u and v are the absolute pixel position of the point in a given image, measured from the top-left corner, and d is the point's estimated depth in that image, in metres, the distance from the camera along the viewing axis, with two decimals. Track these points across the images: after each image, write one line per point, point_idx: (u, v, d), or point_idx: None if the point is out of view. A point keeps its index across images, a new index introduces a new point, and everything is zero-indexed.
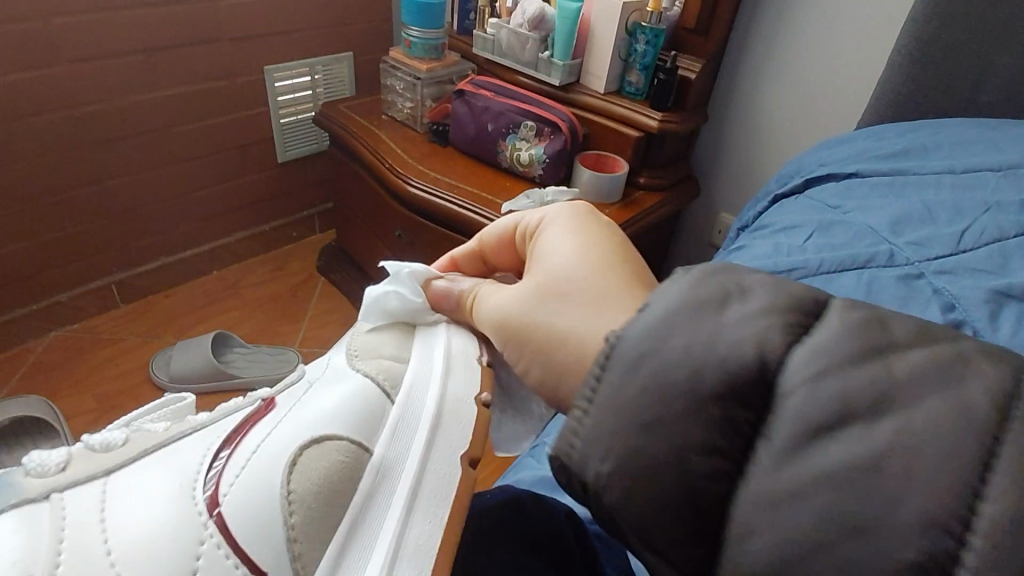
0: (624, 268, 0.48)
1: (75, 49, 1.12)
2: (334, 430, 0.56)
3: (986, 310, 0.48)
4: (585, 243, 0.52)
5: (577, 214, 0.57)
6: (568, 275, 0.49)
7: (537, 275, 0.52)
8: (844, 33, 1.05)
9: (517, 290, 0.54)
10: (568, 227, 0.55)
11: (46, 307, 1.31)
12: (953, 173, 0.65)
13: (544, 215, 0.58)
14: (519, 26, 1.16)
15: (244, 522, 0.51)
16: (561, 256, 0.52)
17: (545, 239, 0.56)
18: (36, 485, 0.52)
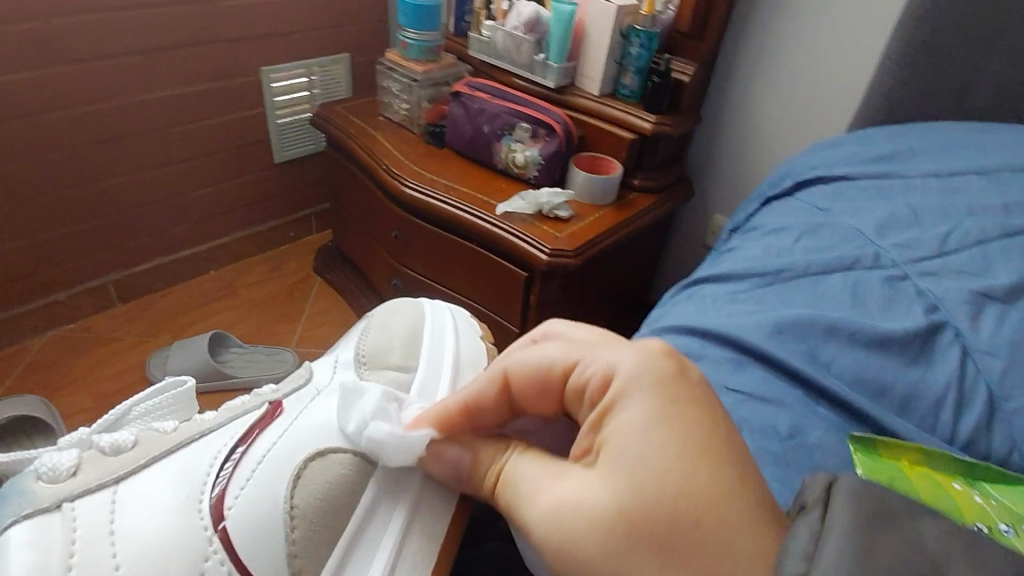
0: (718, 453, 0.35)
1: (74, 49, 1.13)
2: (337, 449, 0.53)
3: (968, 312, 0.50)
4: (659, 436, 0.35)
5: (663, 375, 0.38)
6: (657, 500, 0.33)
7: (621, 496, 0.34)
8: (833, 41, 1.07)
9: (580, 497, 0.36)
10: (650, 410, 0.37)
11: (42, 306, 1.32)
12: (939, 177, 0.66)
13: (615, 367, 0.40)
14: (514, 29, 1.17)
15: (244, 540, 0.49)
16: (658, 479, 0.34)
17: (615, 405, 0.39)
18: (48, 492, 0.49)
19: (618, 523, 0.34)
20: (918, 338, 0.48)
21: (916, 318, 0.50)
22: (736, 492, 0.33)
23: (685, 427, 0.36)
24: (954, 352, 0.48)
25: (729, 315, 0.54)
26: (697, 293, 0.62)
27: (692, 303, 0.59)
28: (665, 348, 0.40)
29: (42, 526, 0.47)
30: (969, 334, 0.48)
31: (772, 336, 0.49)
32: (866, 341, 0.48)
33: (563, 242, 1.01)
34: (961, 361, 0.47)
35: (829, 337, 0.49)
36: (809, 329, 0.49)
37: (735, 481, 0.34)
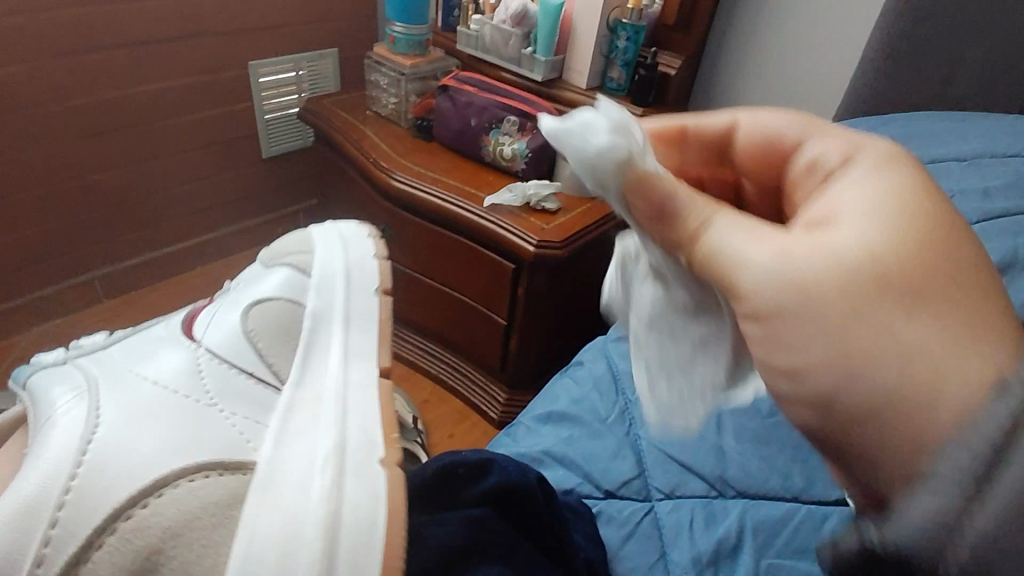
0: (926, 195, 0.38)
1: (61, 44, 1.12)
2: (269, 300, 0.71)
3: None
4: (889, 229, 0.35)
5: (891, 166, 0.40)
6: (889, 261, 0.34)
7: (868, 249, 0.34)
8: (817, 35, 1.08)
9: (829, 245, 0.36)
10: (870, 188, 0.39)
11: (28, 303, 1.30)
12: (919, 164, 0.67)
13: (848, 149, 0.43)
14: (502, 23, 1.17)
15: (222, 352, 0.67)
16: (879, 240, 0.35)
17: (841, 188, 0.40)
18: (66, 401, 0.60)
19: (859, 274, 0.34)
20: None
21: None
22: (959, 258, 0.34)
23: (914, 221, 0.36)
24: None
25: None
26: None
27: None
28: (904, 155, 0.42)
29: (72, 426, 0.58)
30: None
31: None
32: None
33: (550, 234, 1.01)
34: None
35: None
36: None
37: (970, 260, 0.34)
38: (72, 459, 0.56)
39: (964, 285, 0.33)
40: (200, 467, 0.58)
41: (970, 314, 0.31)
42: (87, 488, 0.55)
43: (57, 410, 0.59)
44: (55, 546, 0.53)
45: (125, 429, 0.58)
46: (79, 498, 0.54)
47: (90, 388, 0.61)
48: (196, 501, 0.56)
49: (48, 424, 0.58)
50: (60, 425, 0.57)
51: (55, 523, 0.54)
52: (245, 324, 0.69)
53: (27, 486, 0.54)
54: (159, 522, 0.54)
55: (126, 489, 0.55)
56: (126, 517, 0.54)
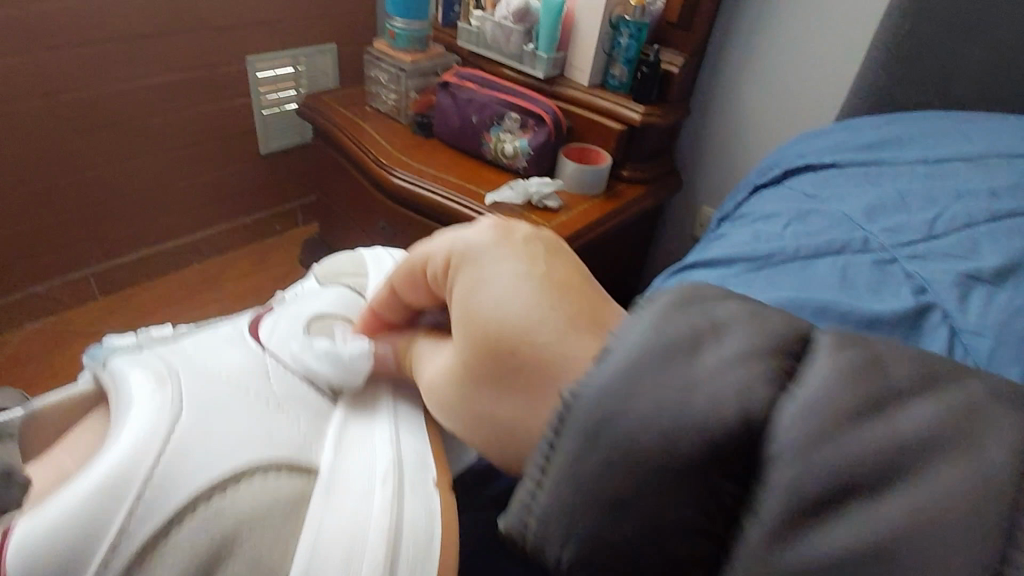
0: (566, 282, 0.41)
1: (56, 37, 1.11)
2: (329, 313, 0.61)
3: (956, 293, 0.50)
4: (529, 278, 0.41)
5: (510, 243, 0.45)
6: (512, 327, 0.39)
7: (467, 345, 0.42)
8: (820, 33, 1.08)
9: (448, 361, 0.45)
10: (508, 262, 0.43)
11: (21, 299, 1.29)
12: (926, 164, 0.66)
13: (463, 246, 0.47)
14: (503, 19, 1.16)
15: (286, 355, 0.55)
16: (525, 317, 0.39)
17: (473, 278, 0.44)
18: (138, 369, 0.49)
19: (463, 368, 0.42)
20: (907, 319, 0.48)
21: (904, 300, 0.50)
22: (582, 331, 0.37)
23: (554, 301, 0.39)
24: (943, 332, 0.48)
25: None
26: (688, 278, 0.62)
27: (682, 288, 0.59)
28: (501, 222, 0.48)
29: (152, 401, 0.46)
30: (957, 314, 0.49)
31: None
32: (856, 322, 0.48)
33: (552, 231, 1.01)
34: (950, 340, 0.47)
35: (819, 318, 0.49)
36: (799, 310, 0.50)
37: (589, 325, 0.38)
38: (158, 441, 0.43)
39: (580, 325, 0.38)
40: (274, 462, 0.45)
41: (572, 333, 0.37)
42: (173, 472, 0.42)
43: (133, 395, 0.47)
44: (133, 528, 0.40)
45: (212, 416, 0.46)
46: (164, 482, 0.41)
47: (172, 372, 0.50)
48: (267, 496, 0.43)
49: (127, 406, 0.46)
50: (142, 405, 0.46)
51: (137, 504, 0.40)
52: (308, 330, 0.57)
53: (101, 468, 0.41)
54: (231, 514, 0.41)
55: (202, 477, 0.42)
56: (203, 506, 0.41)
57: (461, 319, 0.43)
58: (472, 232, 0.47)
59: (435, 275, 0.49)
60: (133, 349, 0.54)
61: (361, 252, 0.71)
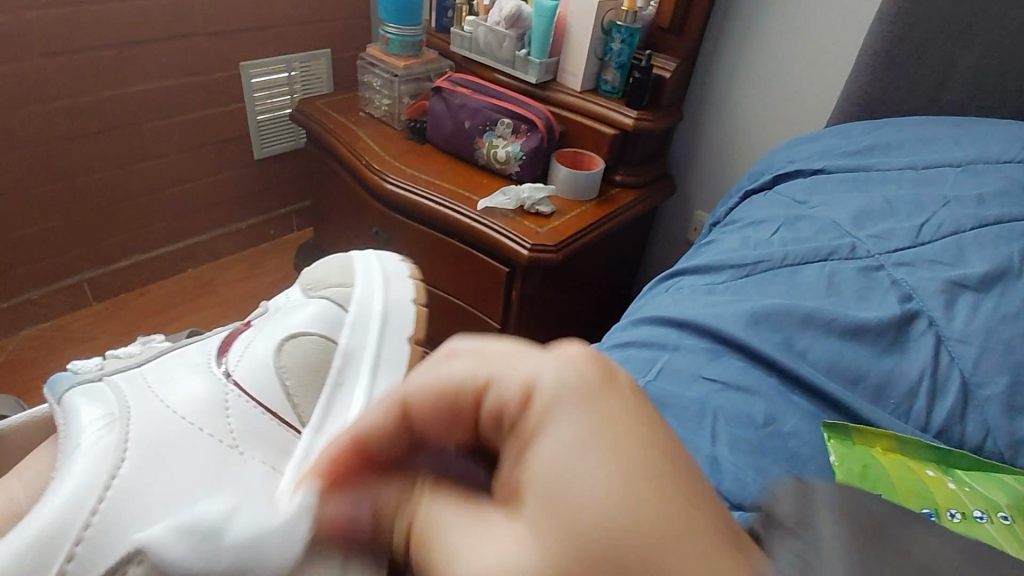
0: (650, 431, 0.29)
1: (49, 43, 1.11)
2: (301, 334, 0.65)
3: (942, 300, 0.50)
4: (609, 447, 0.28)
5: (590, 383, 0.31)
6: (613, 529, 0.26)
7: (549, 539, 0.27)
8: (811, 38, 1.08)
9: (501, 555, 0.29)
10: (585, 417, 0.30)
11: (15, 305, 1.29)
12: (915, 169, 0.66)
13: (536, 382, 0.33)
14: (496, 24, 1.16)
15: (249, 387, 0.60)
16: (616, 507, 0.26)
17: (543, 439, 0.30)
18: (89, 412, 0.53)
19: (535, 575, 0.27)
20: (893, 327, 0.48)
21: (891, 307, 0.50)
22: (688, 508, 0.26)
23: (653, 473, 0.27)
24: (928, 340, 0.48)
25: (708, 305, 0.54)
26: (675, 286, 0.62)
27: (671, 295, 0.59)
28: (590, 350, 0.33)
29: (96, 456, 0.50)
30: (943, 322, 0.49)
31: (748, 326, 0.49)
32: (841, 331, 0.48)
33: (545, 237, 1.01)
34: (936, 348, 0.47)
35: (804, 326, 0.49)
36: (785, 319, 0.50)
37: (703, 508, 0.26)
38: (97, 491, 0.48)
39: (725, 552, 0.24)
40: (209, 515, 0.50)
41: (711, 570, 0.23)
42: (114, 521, 0.48)
43: (79, 437, 0.51)
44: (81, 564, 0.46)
45: (155, 463, 0.51)
46: (102, 532, 0.47)
47: (122, 414, 0.54)
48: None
49: (71, 452, 0.50)
50: (85, 454, 0.50)
51: (79, 542, 0.46)
52: (279, 358, 0.62)
53: (43, 511, 0.46)
54: None
55: (141, 525, 0.48)
56: None
57: (538, 497, 0.29)
58: (547, 363, 0.33)
59: (489, 411, 0.36)
60: (97, 378, 0.58)
61: (347, 259, 0.75)
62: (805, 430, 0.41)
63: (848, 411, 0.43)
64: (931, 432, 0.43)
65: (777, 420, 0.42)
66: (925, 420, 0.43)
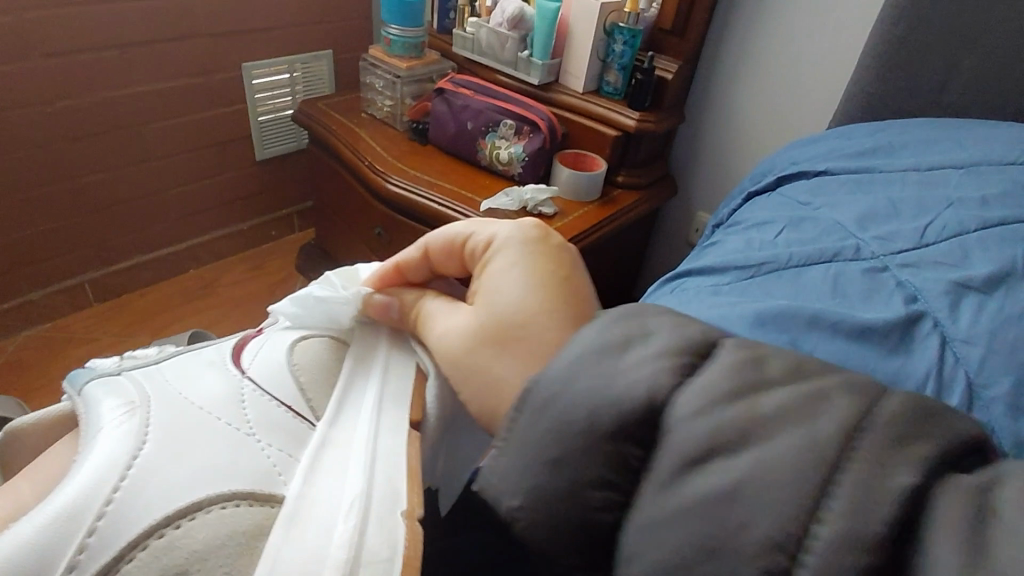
0: (559, 269, 0.48)
1: (52, 44, 1.11)
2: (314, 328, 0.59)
3: (947, 302, 0.50)
4: (529, 272, 0.48)
5: (529, 241, 0.51)
6: (518, 310, 0.46)
7: (483, 317, 0.47)
8: (813, 40, 1.08)
9: (454, 322, 0.51)
10: (518, 255, 0.50)
11: (16, 306, 1.29)
12: (918, 171, 0.67)
13: (497, 236, 0.52)
14: (498, 25, 1.17)
15: (262, 382, 0.54)
16: (522, 302, 0.46)
17: (493, 266, 0.50)
18: (111, 404, 0.49)
19: (476, 331, 0.47)
20: (898, 328, 0.49)
21: (896, 309, 0.50)
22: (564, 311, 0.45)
23: (550, 288, 0.47)
24: (934, 341, 0.48)
25: (714, 307, 0.54)
26: (680, 287, 0.62)
27: (676, 296, 0.60)
28: (536, 224, 0.53)
29: (113, 438, 0.45)
30: (947, 323, 0.49)
31: (754, 327, 0.50)
32: (846, 332, 0.49)
33: None
34: (941, 349, 0.47)
35: (810, 328, 0.49)
36: (792, 320, 0.50)
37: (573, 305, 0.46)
38: (114, 476, 0.43)
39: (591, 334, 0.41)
40: (235, 492, 0.45)
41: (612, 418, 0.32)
42: (129, 504, 0.42)
43: (101, 426, 0.47)
44: (91, 554, 0.41)
45: (174, 444, 0.46)
46: (117, 517, 0.42)
47: (144, 402, 0.49)
48: (223, 525, 0.44)
49: (94, 440, 0.46)
50: (105, 440, 0.45)
51: (92, 533, 0.41)
52: (289, 356, 0.56)
53: (69, 493, 0.42)
54: (189, 544, 0.42)
55: (155, 513, 0.43)
56: (158, 535, 0.42)
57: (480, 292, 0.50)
58: (508, 225, 0.52)
59: (467, 256, 0.54)
60: (116, 373, 0.53)
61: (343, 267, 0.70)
62: None
63: None
64: None
65: None
66: None
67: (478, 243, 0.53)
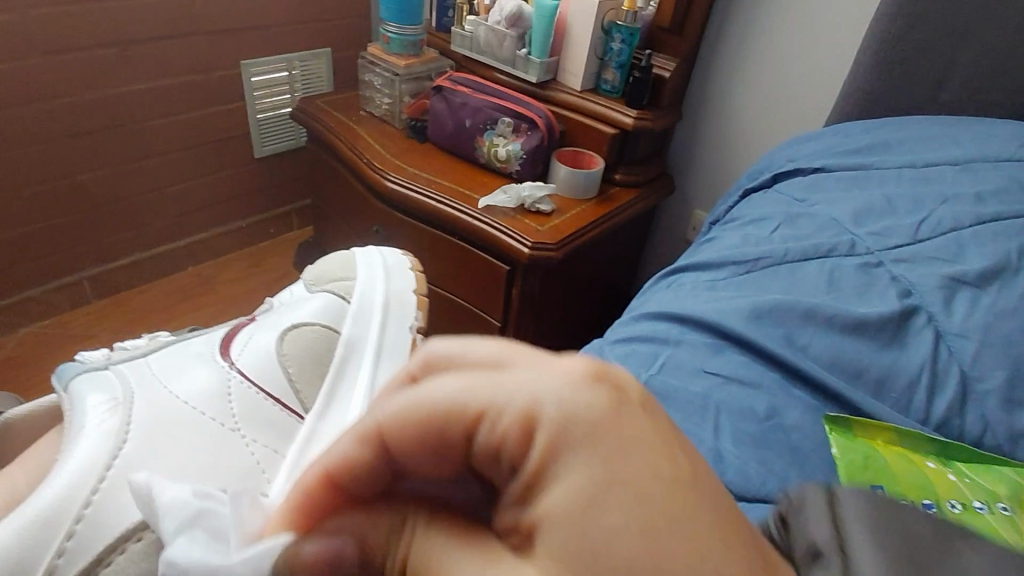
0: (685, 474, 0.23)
1: (50, 41, 1.11)
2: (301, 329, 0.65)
3: (941, 296, 0.51)
4: (637, 501, 0.22)
5: (608, 418, 0.23)
6: None
7: None
8: (808, 40, 1.09)
9: None
10: (613, 474, 0.22)
11: (13, 303, 1.29)
12: (914, 168, 0.67)
13: (542, 411, 0.24)
14: (496, 24, 1.17)
15: (252, 374, 0.60)
16: (644, 574, 0.21)
17: (560, 490, 0.23)
18: (97, 403, 0.52)
19: None
20: (892, 323, 0.49)
21: (890, 303, 0.51)
22: None
23: (689, 528, 0.22)
24: (928, 335, 0.48)
25: (709, 301, 0.54)
26: (677, 282, 0.62)
27: (671, 291, 0.60)
28: (597, 363, 0.25)
29: (99, 440, 0.50)
30: (942, 318, 0.49)
31: (749, 321, 0.50)
32: (841, 326, 0.49)
33: (545, 235, 1.01)
34: (935, 344, 0.47)
35: (806, 321, 0.50)
36: (787, 314, 0.50)
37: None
38: (96, 475, 0.48)
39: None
40: (211, 497, 0.49)
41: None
42: (108, 505, 0.47)
43: (85, 422, 0.51)
44: (69, 556, 0.45)
45: (155, 445, 0.51)
46: (99, 514, 0.46)
47: (126, 400, 0.53)
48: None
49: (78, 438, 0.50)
50: (88, 440, 0.49)
51: (71, 535, 0.45)
52: (280, 346, 0.62)
53: (42, 499, 0.45)
54: (164, 546, 0.47)
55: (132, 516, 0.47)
56: (135, 539, 0.46)
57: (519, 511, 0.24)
58: (552, 380, 0.24)
59: (483, 441, 0.26)
60: (103, 365, 0.58)
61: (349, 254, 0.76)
62: (807, 424, 0.42)
63: (849, 404, 0.44)
64: (931, 425, 0.43)
65: (779, 414, 0.43)
66: (925, 413, 0.44)
67: (504, 425, 0.25)
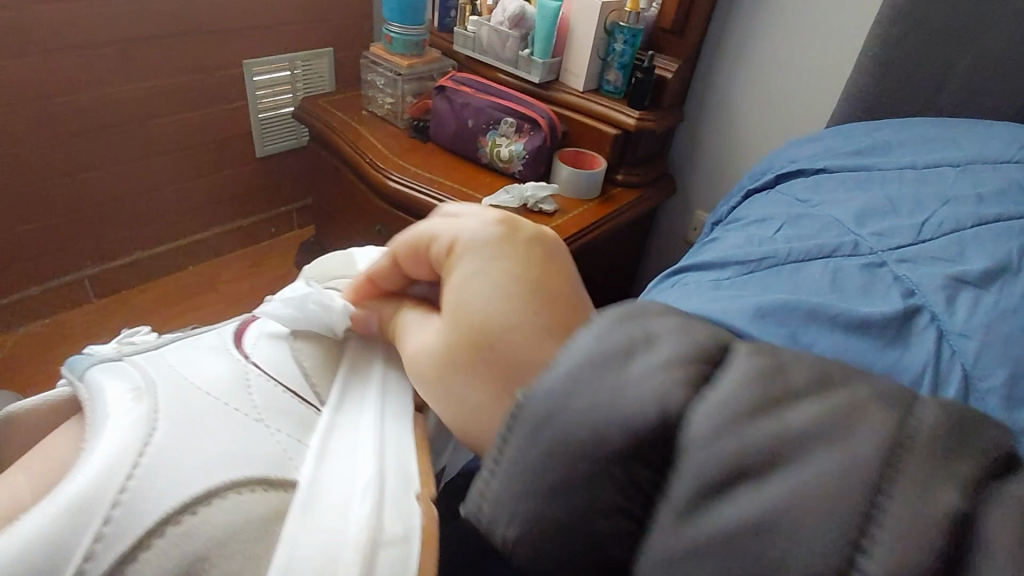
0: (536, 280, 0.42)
1: (54, 39, 1.11)
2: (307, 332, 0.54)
3: (943, 296, 0.51)
4: (499, 277, 0.43)
5: (497, 237, 0.46)
6: (489, 321, 0.41)
7: (452, 327, 0.43)
8: (810, 42, 1.09)
9: (428, 336, 0.46)
10: (488, 257, 0.45)
11: (13, 301, 1.29)
12: (914, 170, 0.68)
13: (462, 236, 0.48)
14: (499, 24, 1.17)
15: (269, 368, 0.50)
16: (501, 309, 0.41)
17: (459, 269, 0.46)
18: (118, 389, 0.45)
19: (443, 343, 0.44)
20: (896, 322, 0.49)
21: (894, 303, 0.51)
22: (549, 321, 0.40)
23: (525, 292, 0.41)
24: (931, 334, 0.49)
25: (714, 300, 0.55)
26: (680, 282, 0.63)
27: (676, 290, 0.60)
28: (505, 217, 0.48)
29: (122, 416, 0.42)
30: (944, 317, 0.50)
31: (754, 319, 0.50)
32: (845, 325, 0.49)
33: None
34: (938, 343, 0.48)
35: (809, 320, 0.50)
36: (791, 313, 0.51)
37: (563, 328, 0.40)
38: (130, 458, 0.39)
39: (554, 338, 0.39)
40: (249, 480, 0.41)
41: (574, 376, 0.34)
42: (147, 491, 0.39)
43: (108, 413, 0.43)
44: (109, 543, 0.37)
45: (185, 428, 0.42)
46: (136, 501, 0.38)
47: (151, 387, 0.45)
48: (238, 515, 0.40)
49: (102, 422, 0.42)
50: (116, 423, 0.41)
51: (107, 522, 0.37)
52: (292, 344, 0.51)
53: (77, 483, 0.38)
54: (207, 531, 0.38)
55: (174, 497, 0.39)
56: (175, 522, 0.38)
57: (449, 307, 0.44)
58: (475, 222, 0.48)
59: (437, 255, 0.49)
60: (117, 357, 0.50)
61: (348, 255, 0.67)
62: None
63: None
64: None
65: None
66: None
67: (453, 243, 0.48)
